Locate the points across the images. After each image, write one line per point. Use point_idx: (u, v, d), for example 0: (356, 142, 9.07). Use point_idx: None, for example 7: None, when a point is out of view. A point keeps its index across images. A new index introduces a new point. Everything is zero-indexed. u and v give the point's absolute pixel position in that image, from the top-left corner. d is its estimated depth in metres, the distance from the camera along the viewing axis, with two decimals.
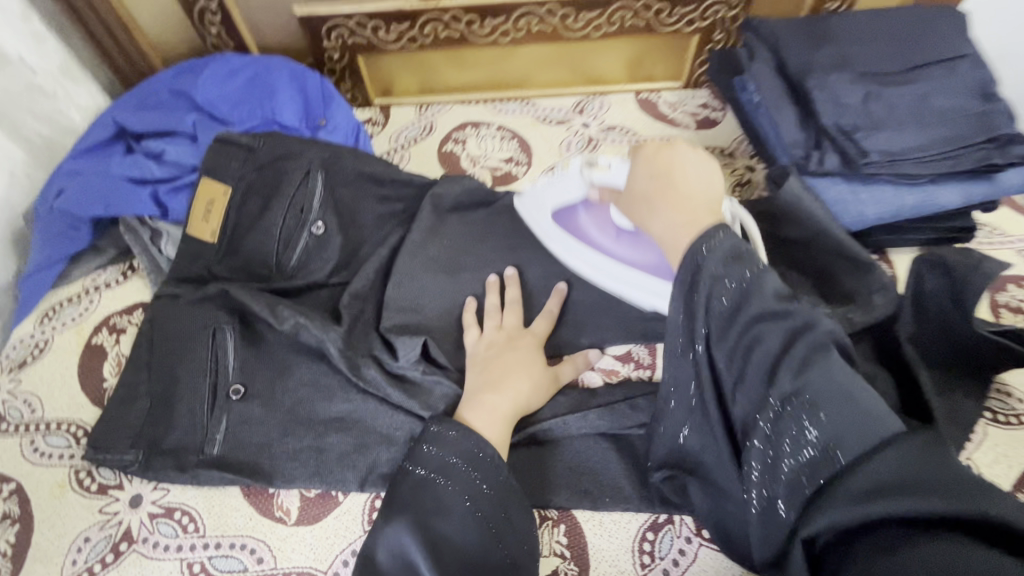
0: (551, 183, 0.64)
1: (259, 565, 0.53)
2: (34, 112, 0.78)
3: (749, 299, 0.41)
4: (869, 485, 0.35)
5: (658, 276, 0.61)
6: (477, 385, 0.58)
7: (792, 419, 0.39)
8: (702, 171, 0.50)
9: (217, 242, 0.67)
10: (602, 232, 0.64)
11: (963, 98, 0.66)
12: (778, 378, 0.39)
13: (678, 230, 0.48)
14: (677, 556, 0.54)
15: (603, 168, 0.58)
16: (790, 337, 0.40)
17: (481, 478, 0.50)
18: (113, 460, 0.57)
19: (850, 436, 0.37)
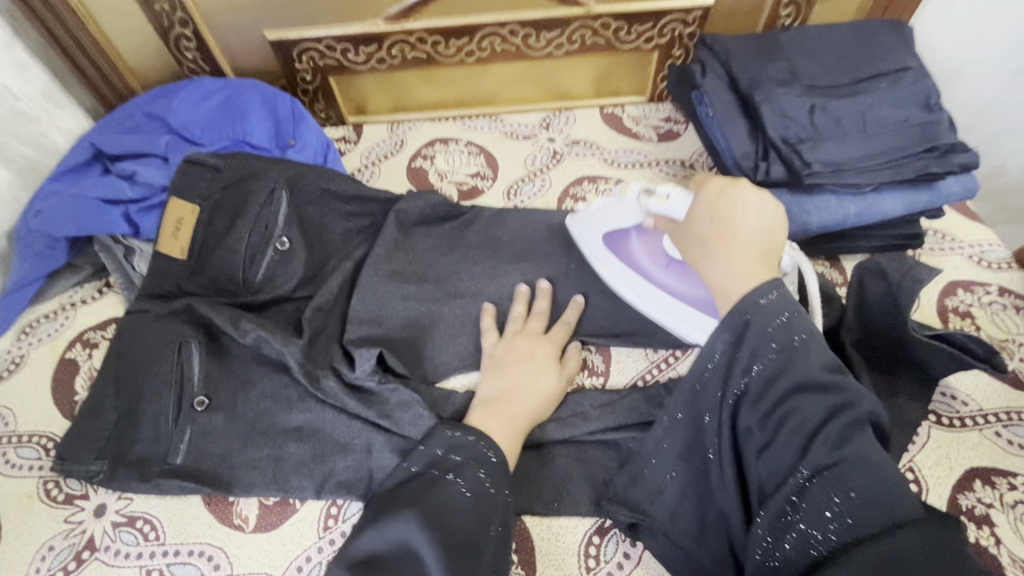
0: (606, 207, 0.66)
1: (215, 572, 0.54)
2: (19, 136, 0.82)
3: (794, 363, 0.42)
4: (883, 556, 0.35)
5: (699, 309, 0.64)
6: (493, 392, 0.60)
7: (820, 486, 0.40)
8: (765, 219, 0.50)
9: (187, 259, 0.69)
10: (651, 259, 0.67)
11: (907, 108, 0.68)
12: (813, 451, 0.41)
13: (729, 278, 0.48)
14: (621, 559, 0.55)
15: (661, 198, 0.60)
16: (829, 410, 0.41)
17: (493, 483, 0.52)
18: (78, 471, 0.58)
19: (872, 506, 0.38)
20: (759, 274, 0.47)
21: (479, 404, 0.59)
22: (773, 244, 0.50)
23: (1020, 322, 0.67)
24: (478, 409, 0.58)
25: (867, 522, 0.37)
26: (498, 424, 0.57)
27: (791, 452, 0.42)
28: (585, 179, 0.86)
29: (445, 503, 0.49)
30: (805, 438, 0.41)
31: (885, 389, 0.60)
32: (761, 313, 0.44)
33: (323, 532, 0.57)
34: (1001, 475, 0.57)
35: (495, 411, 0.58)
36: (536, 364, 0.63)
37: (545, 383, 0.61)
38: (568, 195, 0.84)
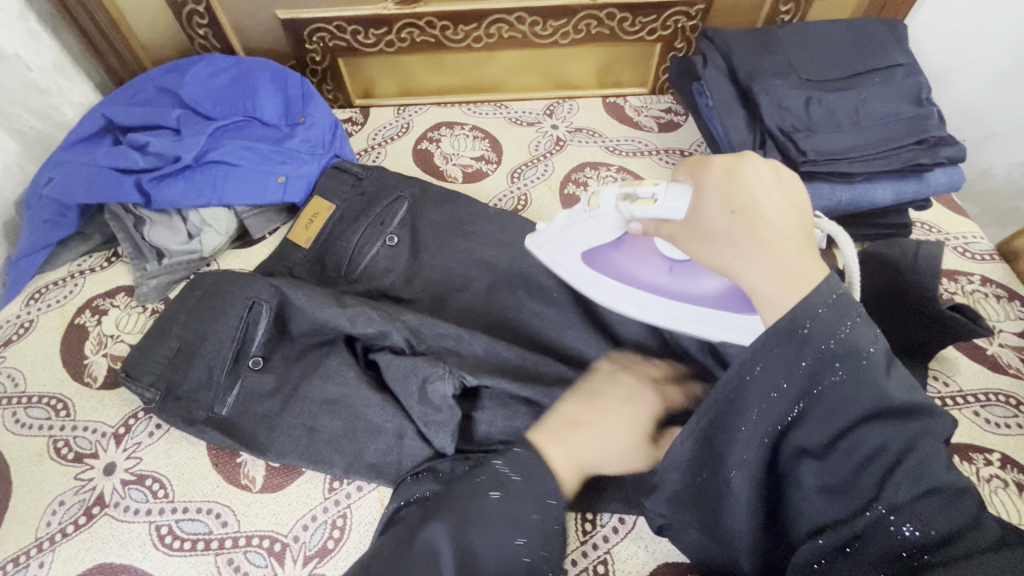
0: (581, 225, 0.59)
1: (223, 529, 0.56)
2: (28, 107, 0.83)
3: (868, 391, 0.40)
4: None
5: (723, 307, 0.57)
6: (568, 421, 0.56)
7: (891, 519, 0.40)
8: (786, 197, 0.47)
9: (310, 248, 0.73)
10: (650, 268, 0.60)
11: (898, 103, 0.71)
12: (890, 488, 0.40)
13: (775, 277, 0.43)
14: (617, 524, 0.57)
15: (646, 201, 0.52)
16: (905, 442, 0.40)
17: (535, 509, 0.48)
18: (138, 391, 0.61)
19: (945, 534, 0.40)
20: (806, 264, 0.42)
21: (554, 436, 0.54)
22: (801, 221, 0.47)
23: (1000, 309, 0.70)
24: (552, 440, 0.53)
25: (942, 550, 0.39)
26: (566, 462, 0.53)
27: (857, 482, 0.42)
28: (587, 165, 0.88)
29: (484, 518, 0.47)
30: (879, 473, 0.41)
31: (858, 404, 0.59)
32: (820, 325, 0.40)
33: (328, 493, 0.58)
34: (978, 451, 0.60)
35: (570, 451, 0.53)
36: (629, 414, 0.57)
37: (615, 421, 0.56)
38: (571, 180, 0.86)
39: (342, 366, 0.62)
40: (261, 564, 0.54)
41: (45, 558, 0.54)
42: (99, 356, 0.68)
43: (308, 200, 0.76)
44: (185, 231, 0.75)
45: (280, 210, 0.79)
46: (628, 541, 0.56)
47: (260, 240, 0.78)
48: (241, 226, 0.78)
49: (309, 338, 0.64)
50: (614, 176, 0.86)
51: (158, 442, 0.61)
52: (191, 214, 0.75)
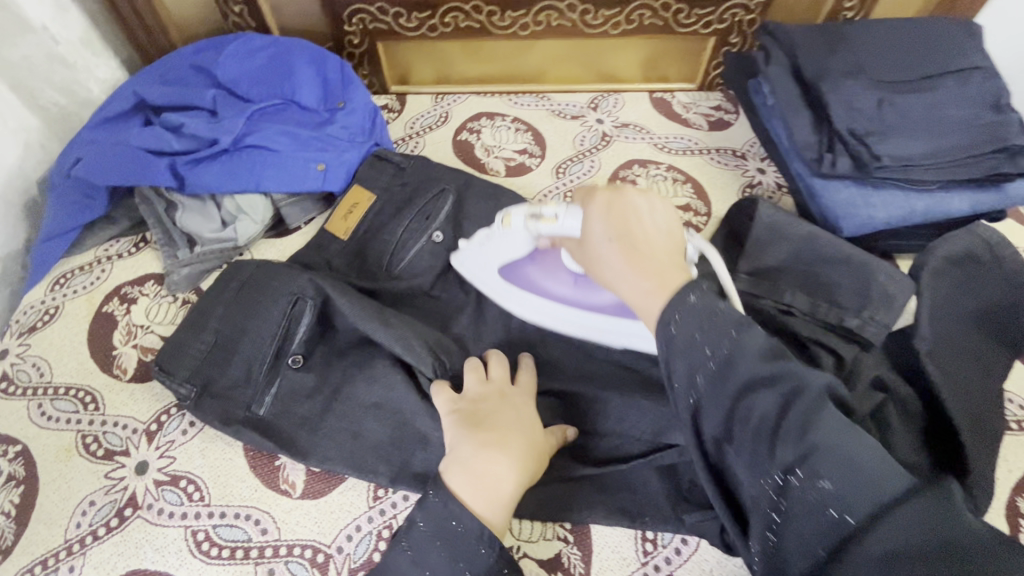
0: (494, 240, 0.59)
1: (263, 537, 0.53)
2: (53, 82, 0.80)
3: (734, 364, 0.38)
4: (886, 548, 0.31)
5: (621, 314, 0.59)
6: (472, 447, 0.49)
7: (799, 488, 0.35)
8: (660, 221, 0.48)
9: (348, 239, 0.70)
10: (556, 281, 0.63)
11: (976, 107, 0.67)
12: (780, 449, 0.36)
13: (646, 293, 0.44)
14: (679, 545, 0.54)
15: (549, 220, 0.54)
16: (785, 399, 0.37)
17: (467, 566, 0.44)
18: (172, 387, 0.58)
19: (860, 496, 0.34)
20: (675, 279, 0.44)
21: (463, 466, 0.48)
22: (678, 244, 0.48)
23: None
24: (463, 474, 0.47)
25: (858, 513, 0.33)
26: (483, 496, 0.46)
27: (759, 452, 0.37)
28: (635, 163, 0.84)
29: (422, 557, 0.45)
30: (769, 437, 0.37)
31: (914, 450, 0.55)
32: (685, 318, 0.40)
33: (372, 501, 0.55)
34: None
35: (481, 479, 0.47)
36: (525, 420, 0.52)
37: (521, 430, 0.51)
38: (618, 177, 0.82)
39: (388, 368, 0.59)
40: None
41: (76, 562, 0.51)
42: (128, 347, 0.64)
43: (347, 189, 0.73)
44: (219, 217, 0.71)
45: (316, 199, 0.75)
46: (692, 562, 0.53)
47: (296, 230, 0.75)
48: (276, 214, 0.74)
49: (352, 336, 0.61)
50: (663, 175, 0.83)
51: (192, 441, 0.58)
52: (225, 201, 0.72)
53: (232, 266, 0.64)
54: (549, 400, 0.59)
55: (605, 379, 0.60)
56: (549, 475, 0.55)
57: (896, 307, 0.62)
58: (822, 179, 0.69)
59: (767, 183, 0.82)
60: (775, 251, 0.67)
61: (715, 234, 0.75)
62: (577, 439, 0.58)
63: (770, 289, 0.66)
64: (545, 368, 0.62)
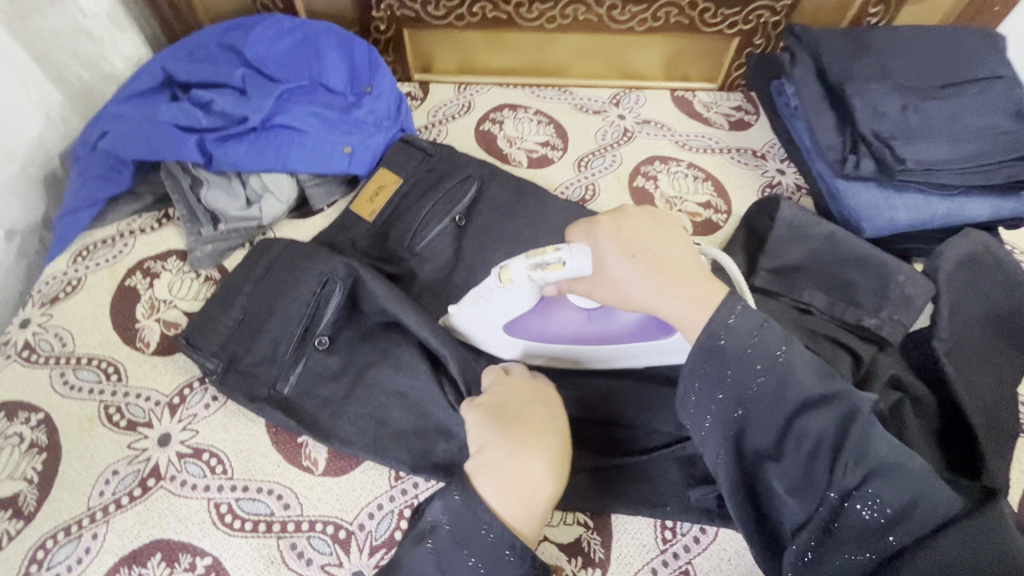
0: (491, 301, 0.55)
1: (285, 512, 0.53)
2: (77, 56, 0.80)
3: (787, 388, 0.42)
4: (938, 562, 0.38)
5: (648, 337, 0.55)
6: (502, 451, 0.47)
7: (851, 507, 0.41)
8: (669, 231, 0.48)
9: (373, 221, 0.70)
10: (571, 322, 0.57)
11: (999, 115, 0.68)
12: (837, 474, 0.41)
13: (686, 304, 0.44)
14: (698, 533, 0.54)
15: (556, 266, 0.50)
16: (839, 423, 0.41)
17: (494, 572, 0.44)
18: (198, 361, 0.58)
19: (906, 510, 0.40)
20: (708, 285, 0.45)
21: (496, 472, 0.46)
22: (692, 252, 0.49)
23: None
24: (498, 481, 0.45)
25: (907, 528, 0.40)
26: (516, 503, 0.45)
27: (815, 475, 0.41)
28: (657, 159, 0.84)
29: (448, 561, 0.44)
30: (826, 459, 0.41)
31: (932, 451, 0.56)
32: (733, 336, 0.43)
33: (394, 481, 0.56)
34: None
35: (516, 487, 0.45)
36: (555, 421, 0.50)
37: (550, 432, 0.49)
38: (640, 173, 0.83)
39: (413, 353, 0.59)
40: (326, 551, 0.52)
41: (99, 530, 0.51)
42: (151, 321, 0.64)
43: (372, 172, 0.73)
44: (244, 196, 0.71)
45: (341, 182, 0.75)
46: (711, 551, 0.53)
47: (319, 212, 0.75)
48: (301, 196, 0.75)
49: (376, 319, 0.62)
50: (684, 172, 0.83)
51: (214, 415, 0.58)
52: (250, 179, 0.72)
53: (260, 244, 0.64)
54: (571, 389, 0.60)
55: (628, 374, 0.61)
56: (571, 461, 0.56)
57: (915, 308, 0.63)
58: (844, 180, 0.70)
59: (787, 184, 0.83)
60: (796, 251, 0.68)
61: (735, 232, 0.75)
62: (600, 431, 0.58)
63: (789, 287, 0.66)
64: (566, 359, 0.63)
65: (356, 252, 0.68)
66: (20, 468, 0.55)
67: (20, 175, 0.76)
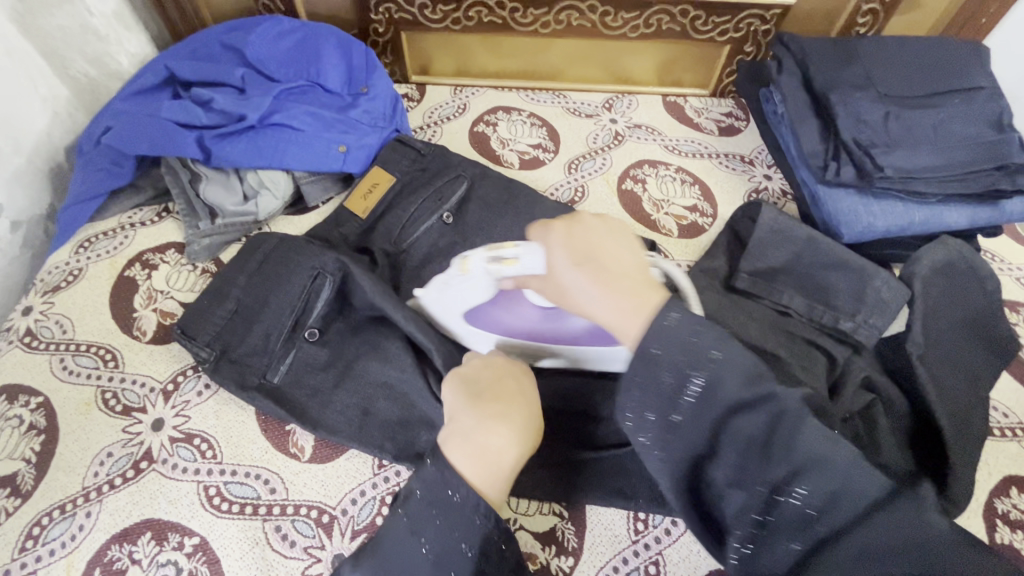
0: (452, 288, 0.57)
1: (272, 495, 0.55)
2: (85, 53, 0.83)
3: (720, 389, 0.38)
4: (868, 551, 0.34)
5: (592, 341, 0.57)
6: (469, 422, 0.48)
7: (783, 499, 0.37)
8: (621, 244, 0.46)
9: (366, 217, 0.72)
10: (528, 318, 0.58)
11: (980, 125, 0.69)
12: (767, 467, 0.37)
13: (623, 314, 0.41)
14: (669, 526, 0.56)
15: (511, 260, 0.51)
16: (770, 421, 0.37)
17: (462, 538, 0.44)
18: (193, 350, 0.61)
19: (840, 502, 0.36)
20: (651, 297, 0.41)
21: (464, 438, 0.47)
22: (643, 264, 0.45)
23: None
24: (463, 446, 0.46)
25: (838, 518, 0.36)
26: (483, 469, 0.46)
27: (750, 470, 0.38)
28: (646, 163, 0.86)
29: (420, 525, 0.45)
30: (757, 451, 0.37)
31: (901, 452, 0.57)
32: (668, 345, 0.39)
33: (377, 469, 0.58)
34: None
35: (483, 453, 0.46)
36: (527, 398, 0.51)
37: (519, 404, 0.50)
38: (629, 176, 0.85)
39: (399, 346, 0.61)
40: (309, 534, 0.54)
41: (92, 509, 0.53)
42: (148, 310, 0.67)
43: (366, 171, 0.75)
44: (241, 191, 0.74)
45: (336, 180, 0.78)
46: (681, 543, 0.55)
47: (313, 209, 0.77)
48: (296, 192, 0.77)
49: (365, 313, 0.64)
50: (672, 176, 0.85)
51: (206, 402, 0.60)
52: (247, 175, 0.74)
53: (255, 238, 0.67)
54: (553, 385, 0.62)
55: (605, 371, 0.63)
56: (550, 456, 0.58)
57: (890, 312, 0.64)
58: (826, 186, 0.71)
59: (773, 190, 0.85)
60: (777, 253, 0.69)
61: (719, 236, 0.77)
62: (578, 426, 0.60)
63: (769, 289, 0.68)
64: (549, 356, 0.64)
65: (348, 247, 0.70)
66: (19, 449, 0.57)
67: (27, 168, 0.79)
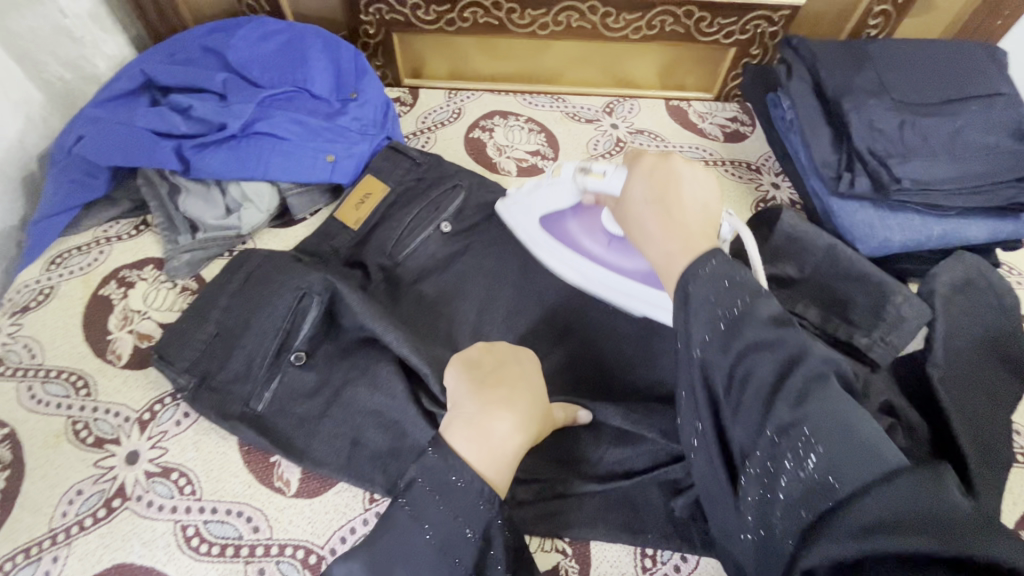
0: (540, 193, 0.64)
1: (254, 535, 0.52)
2: (58, 56, 0.78)
3: (742, 342, 0.37)
4: (870, 516, 0.29)
5: (645, 282, 0.62)
6: (472, 409, 0.47)
7: (787, 452, 0.34)
8: (698, 193, 0.47)
9: (357, 230, 0.68)
10: (593, 239, 0.65)
11: (999, 134, 0.66)
12: (776, 410, 0.35)
13: (669, 246, 0.44)
14: (679, 562, 0.53)
15: (597, 176, 0.57)
16: (785, 365, 0.36)
17: (466, 522, 0.43)
18: (170, 376, 0.57)
19: (848, 466, 0.32)
20: (702, 242, 0.43)
21: (467, 424, 0.46)
22: (709, 218, 0.46)
23: None
24: (467, 431, 0.45)
25: (845, 479, 0.31)
26: (485, 453, 0.45)
27: (754, 425, 0.35)
28: None
29: (423, 511, 0.43)
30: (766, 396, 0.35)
31: None
32: (701, 285, 0.40)
33: (367, 504, 0.54)
34: None
35: (487, 440, 0.45)
36: (532, 380, 0.51)
37: (523, 391, 0.49)
38: None
39: (391, 371, 0.57)
40: None
41: (60, 553, 0.50)
42: (124, 333, 0.63)
43: (357, 180, 0.71)
44: (223, 204, 0.70)
45: (324, 191, 0.74)
46: None
47: (301, 220, 0.74)
48: (282, 203, 0.73)
49: (355, 335, 0.60)
50: None
51: (185, 432, 0.56)
52: (230, 187, 0.70)
53: (238, 256, 0.63)
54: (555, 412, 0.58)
55: (613, 395, 0.60)
56: (551, 490, 0.54)
57: (907, 330, 0.61)
58: (838, 198, 0.68)
59: (781, 200, 0.81)
60: (788, 265, 0.67)
61: None
62: (581, 457, 0.56)
63: None
64: (551, 379, 0.61)
65: (338, 262, 0.67)
66: None
67: None
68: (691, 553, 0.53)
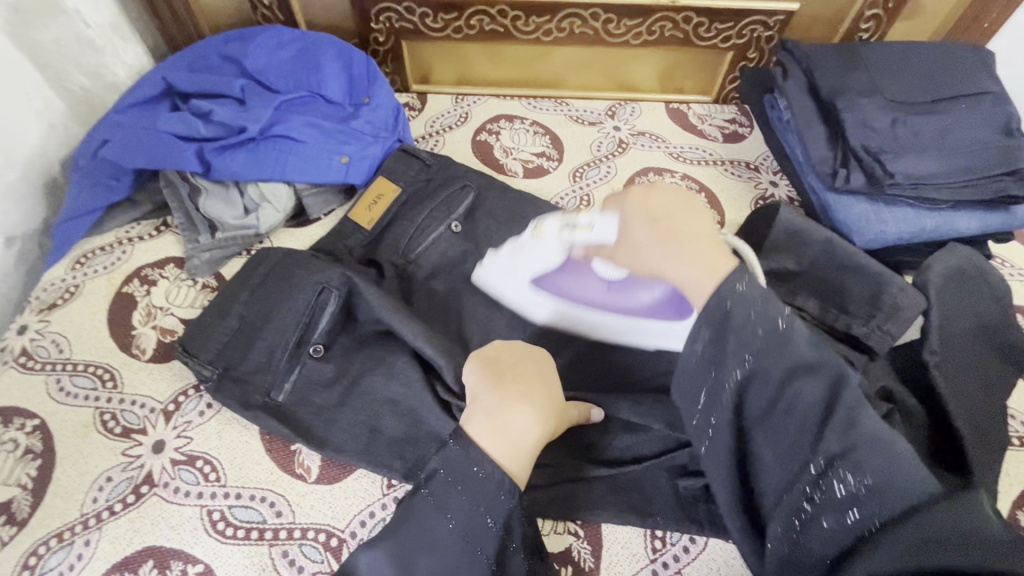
0: (524, 250, 0.63)
1: (278, 519, 0.53)
2: (79, 65, 0.81)
3: (782, 348, 0.38)
4: (913, 539, 0.33)
5: (657, 316, 0.61)
6: (491, 401, 0.49)
7: (835, 477, 0.37)
8: (696, 211, 0.46)
9: (371, 229, 0.71)
10: (591, 288, 0.62)
11: (988, 131, 0.69)
12: (825, 439, 0.37)
13: (691, 272, 0.42)
14: (687, 543, 0.55)
15: (584, 228, 0.56)
16: (831, 389, 0.38)
17: (486, 511, 0.44)
18: (194, 368, 0.59)
19: (892, 488, 0.35)
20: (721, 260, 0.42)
21: (486, 416, 0.48)
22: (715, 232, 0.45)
23: None
24: (487, 422, 0.47)
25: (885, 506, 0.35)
26: (506, 446, 0.46)
27: (799, 442, 0.38)
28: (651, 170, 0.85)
29: (443, 501, 0.44)
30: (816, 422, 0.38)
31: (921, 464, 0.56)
32: (741, 303, 0.39)
33: (386, 489, 0.56)
34: None
35: (506, 431, 0.47)
36: (546, 379, 0.53)
37: (541, 390, 0.51)
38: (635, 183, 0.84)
39: (407, 362, 0.59)
40: (317, 559, 0.52)
41: (92, 537, 0.52)
42: (148, 328, 0.65)
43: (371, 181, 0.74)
44: (242, 205, 0.72)
45: (338, 192, 0.77)
46: (701, 561, 0.54)
47: (316, 220, 0.76)
48: (298, 205, 0.75)
49: (371, 327, 0.62)
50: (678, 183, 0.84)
51: (209, 422, 0.58)
52: (248, 188, 0.73)
53: (258, 254, 0.66)
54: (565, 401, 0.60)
55: (621, 384, 0.62)
56: (562, 474, 0.56)
57: (904, 319, 0.63)
58: (835, 193, 0.71)
59: (780, 197, 0.84)
60: (787, 259, 0.69)
61: None
62: (591, 443, 0.58)
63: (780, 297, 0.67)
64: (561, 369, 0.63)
65: (353, 260, 0.69)
66: (15, 475, 0.55)
67: (21, 183, 0.77)
68: (699, 534, 0.55)
